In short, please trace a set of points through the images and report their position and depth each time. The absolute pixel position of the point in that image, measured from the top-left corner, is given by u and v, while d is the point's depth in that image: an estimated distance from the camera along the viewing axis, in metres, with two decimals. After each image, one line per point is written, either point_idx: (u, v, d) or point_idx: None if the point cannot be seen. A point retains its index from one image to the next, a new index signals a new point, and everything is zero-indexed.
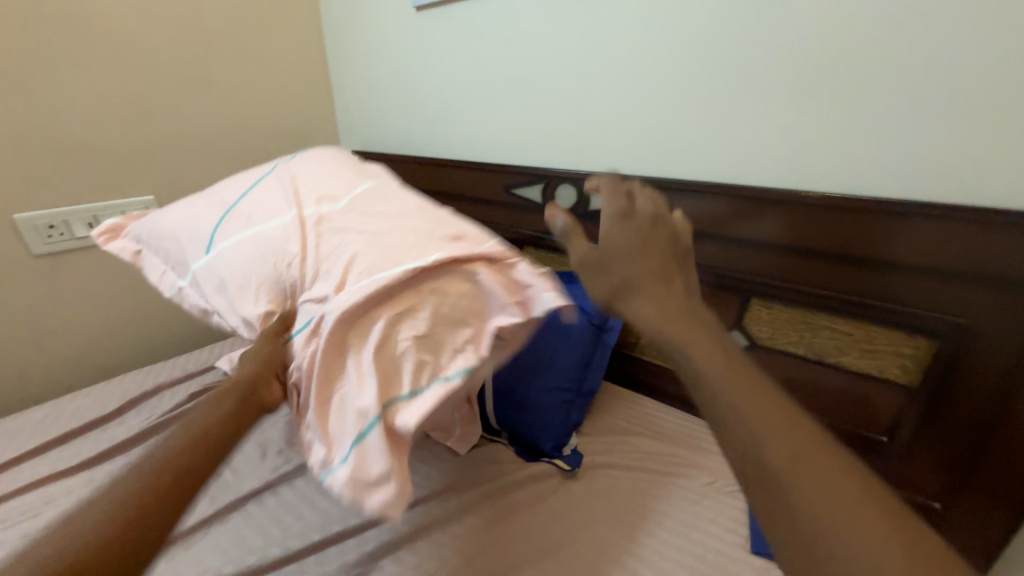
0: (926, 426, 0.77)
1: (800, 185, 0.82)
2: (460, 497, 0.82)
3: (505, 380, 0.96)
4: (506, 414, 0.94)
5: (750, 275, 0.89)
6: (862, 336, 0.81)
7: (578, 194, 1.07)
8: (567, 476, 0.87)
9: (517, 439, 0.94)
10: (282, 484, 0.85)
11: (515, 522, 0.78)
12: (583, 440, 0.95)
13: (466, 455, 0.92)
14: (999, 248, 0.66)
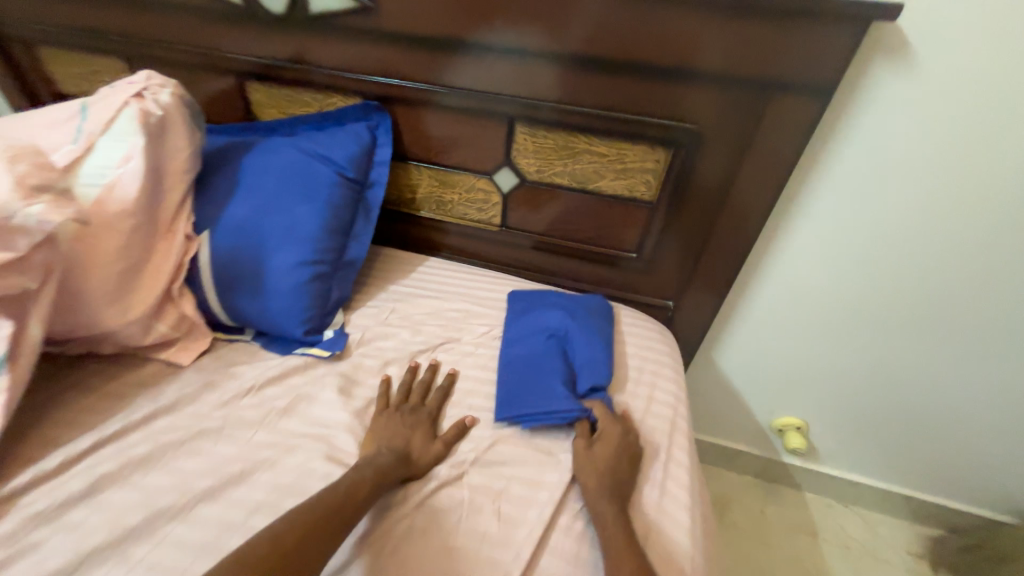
0: (663, 235, 0.85)
1: None
2: (176, 418, 0.63)
3: (235, 262, 0.74)
4: (242, 304, 0.74)
5: (509, 94, 0.77)
6: (613, 209, 0.84)
7: None
8: (331, 360, 0.74)
9: (266, 331, 0.75)
10: None
11: (242, 439, 0.62)
12: (354, 316, 0.82)
13: (193, 367, 0.70)
14: (721, 37, 0.64)
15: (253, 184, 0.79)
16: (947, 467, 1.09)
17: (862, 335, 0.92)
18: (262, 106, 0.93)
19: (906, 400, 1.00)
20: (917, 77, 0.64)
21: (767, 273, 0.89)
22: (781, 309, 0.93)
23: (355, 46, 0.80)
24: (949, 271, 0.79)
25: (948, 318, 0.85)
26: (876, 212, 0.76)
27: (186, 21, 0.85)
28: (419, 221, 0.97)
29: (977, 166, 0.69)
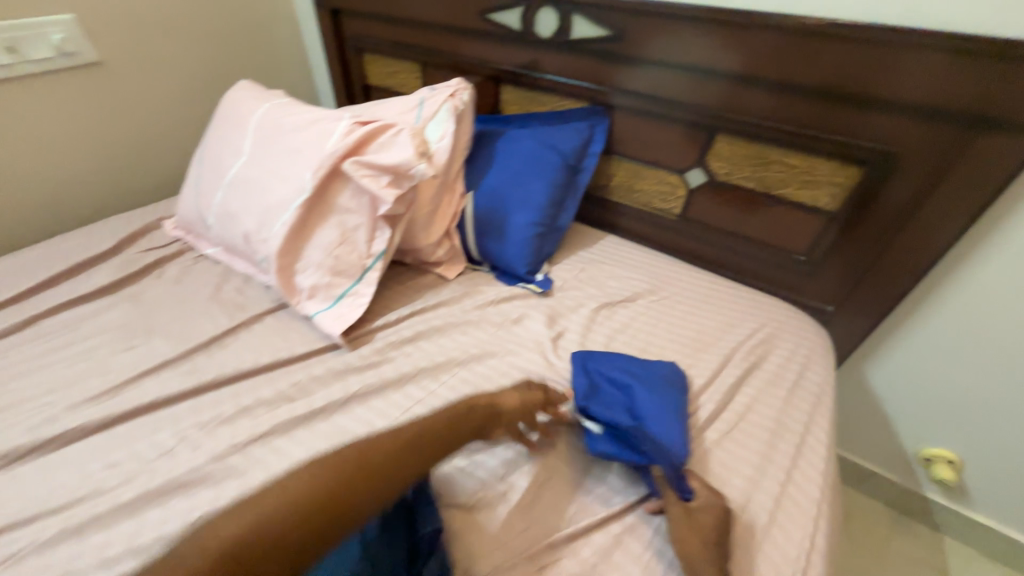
0: (837, 244, 0.94)
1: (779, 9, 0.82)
2: (451, 310, 0.95)
3: (489, 215, 1.04)
4: (489, 245, 1.04)
5: (718, 109, 0.93)
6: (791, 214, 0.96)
7: (561, 20, 1.02)
8: (541, 295, 1.00)
9: (499, 267, 1.06)
10: (255, 325, 0.89)
11: (489, 331, 0.90)
12: (556, 267, 1.08)
13: (454, 281, 1.03)
14: (940, 73, 0.72)
15: (504, 160, 1.09)
16: None
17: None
18: (508, 103, 1.23)
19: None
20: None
21: (956, 296, 0.91)
22: (964, 336, 0.94)
23: (596, 64, 1.04)
24: None
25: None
26: None
27: (474, 38, 1.18)
28: (608, 204, 1.20)
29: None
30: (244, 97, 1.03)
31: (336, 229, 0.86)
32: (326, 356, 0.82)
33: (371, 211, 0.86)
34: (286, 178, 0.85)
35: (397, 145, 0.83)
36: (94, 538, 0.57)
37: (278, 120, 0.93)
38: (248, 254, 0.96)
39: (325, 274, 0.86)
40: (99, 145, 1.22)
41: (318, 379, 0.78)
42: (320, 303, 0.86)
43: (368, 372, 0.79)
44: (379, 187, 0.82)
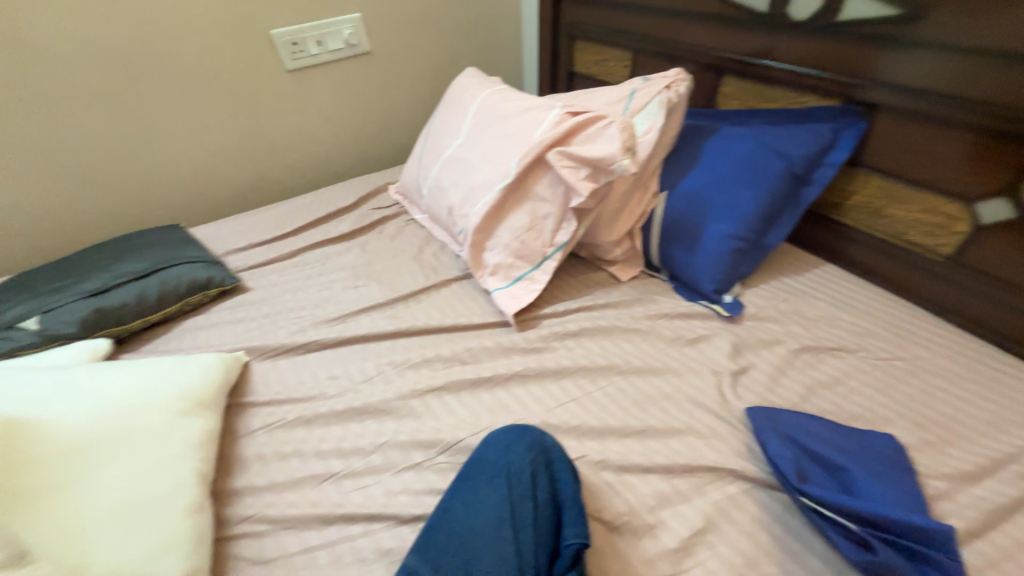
0: None
1: None
2: (620, 313, 0.90)
3: (681, 220, 0.94)
4: (674, 254, 0.95)
5: None
6: None
7: None
8: (725, 319, 0.88)
9: (679, 278, 0.96)
10: (442, 289, 1.00)
11: (657, 345, 0.83)
12: (749, 291, 0.93)
13: (628, 283, 0.98)
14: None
15: (713, 161, 0.95)
16: None
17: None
18: (728, 97, 1.08)
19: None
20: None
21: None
22: None
23: (868, 52, 0.83)
24: None
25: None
26: None
27: (702, 23, 1.06)
28: (834, 227, 0.98)
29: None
30: (469, 84, 1.15)
31: (525, 214, 0.89)
32: (497, 331, 0.88)
33: (563, 203, 0.87)
34: (493, 162, 0.92)
35: (603, 139, 0.81)
36: (316, 430, 0.73)
37: (494, 108, 1.01)
38: (449, 225, 1.07)
39: (509, 255, 0.90)
40: (356, 118, 1.51)
41: (488, 351, 0.83)
42: (500, 281, 0.91)
43: (532, 357, 0.82)
44: (576, 180, 0.81)
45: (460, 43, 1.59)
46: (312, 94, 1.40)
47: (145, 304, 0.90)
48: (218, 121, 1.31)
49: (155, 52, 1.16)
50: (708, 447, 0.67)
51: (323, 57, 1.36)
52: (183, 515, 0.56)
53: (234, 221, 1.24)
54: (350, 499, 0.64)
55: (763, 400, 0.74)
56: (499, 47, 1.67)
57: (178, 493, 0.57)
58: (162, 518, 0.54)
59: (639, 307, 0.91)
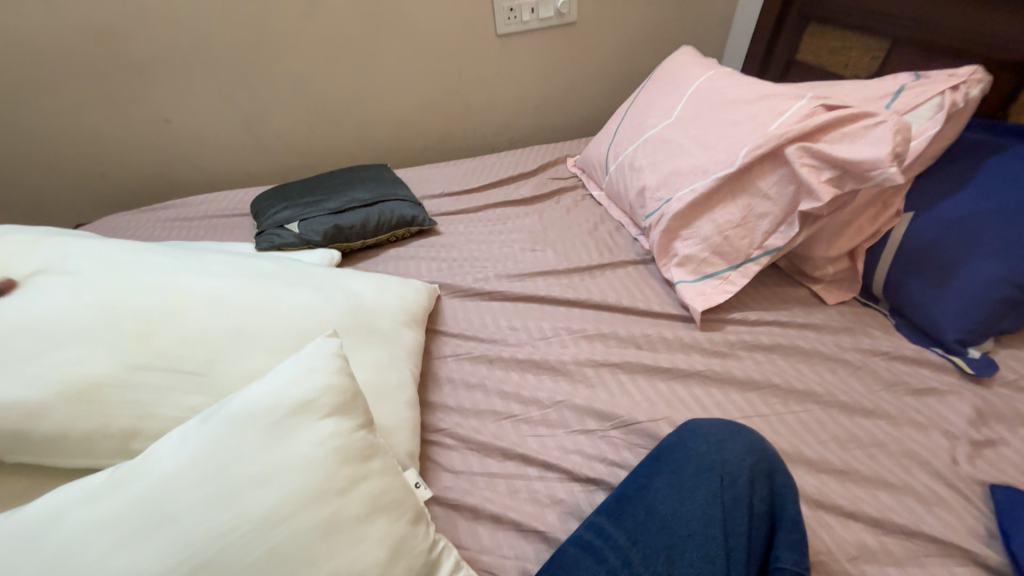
0: None
1: None
2: (824, 338, 0.81)
3: (931, 248, 0.77)
4: (908, 286, 0.80)
5: None
6: None
7: None
8: (968, 378, 0.73)
9: (906, 316, 0.82)
10: (617, 268, 0.99)
11: (871, 385, 0.73)
12: (1005, 352, 0.76)
13: (833, 307, 0.87)
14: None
15: (1002, 183, 0.74)
16: None
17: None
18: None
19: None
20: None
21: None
22: None
23: None
24: None
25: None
26: None
27: (1016, 11, 0.84)
28: None
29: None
30: (685, 64, 1.09)
31: (735, 210, 0.83)
32: (678, 325, 0.85)
33: (789, 204, 0.80)
34: (709, 149, 0.87)
35: (865, 141, 0.71)
36: (496, 371, 0.79)
37: (717, 91, 0.95)
38: (633, 206, 1.03)
39: (706, 249, 0.85)
40: (545, 88, 1.55)
41: (667, 342, 0.81)
42: (687, 274, 0.87)
43: (715, 360, 0.78)
44: (817, 182, 0.73)
45: (664, 18, 1.51)
46: (512, 60, 1.46)
47: (366, 229, 1.05)
48: (431, 79, 1.43)
49: (400, 13, 1.29)
50: (934, 516, 0.58)
51: (530, 25, 1.40)
52: (406, 406, 0.65)
53: (429, 171, 1.37)
54: (528, 443, 0.68)
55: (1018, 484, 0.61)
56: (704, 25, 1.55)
57: (403, 388, 0.67)
58: (397, 403, 0.64)
59: (849, 338, 0.80)
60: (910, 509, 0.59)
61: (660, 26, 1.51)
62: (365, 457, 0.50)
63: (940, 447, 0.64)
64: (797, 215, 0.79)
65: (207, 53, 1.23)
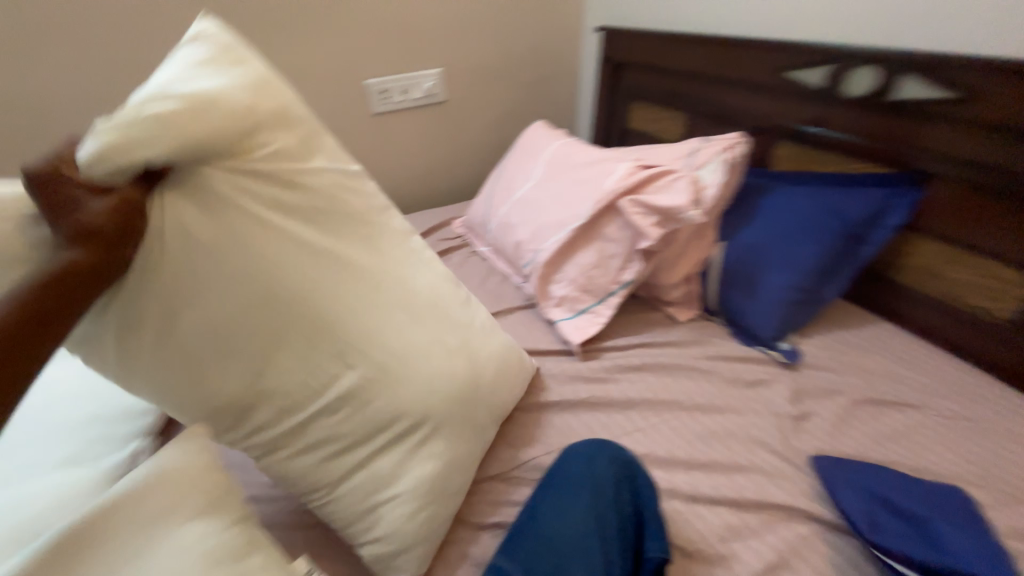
0: None
1: None
2: (680, 352, 0.95)
3: (741, 269, 0.99)
4: (732, 299, 1.00)
5: None
6: None
7: (885, 80, 0.93)
8: (785, 366, 0.91)
9: (736, 324, 1.01)
10: (505, 315, 1.07)
11: (720, 385, 0.87)
12: (805, 341, 0.96)
13: (685, 324, 1.03)
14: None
15: (773, 216, 1.01)
16: None
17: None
18: (781, 158, 1.16)
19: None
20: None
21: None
22: None
23: (919, 128, 0.90)
24: None
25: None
26: None
27: (758, 93, 1.16)
28: (888, 286, 1.01)
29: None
30: (539, 135, 1.27)
31: (592, 254, 0.97)
32: (562, 359, 0.93)
33: (630, 245, 0.95)
34: (564, 204, 1.01)
35: (673, 192, 0.90)
36: None
37: (564, 156, 1.12)
38: (512, 257, 1.14)
39: (576, 289, 0.97)
40: (425, 158, 1.67)
41: (556, 377, 0.88)
42: (564, 312, 0.97)
43: (597, 385, 0.86)
44: (646, 225, 0.90)
45: (521, 96, 1.75)
46: (389, 135, 1.56)
47: None
48: None
49: None
50: (776, 487, 0.70)
51: (402, 104, 1.52)
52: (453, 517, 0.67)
53: None
54: None
55: (828, 445, 0.76)
56: (556, 100, 1.82)
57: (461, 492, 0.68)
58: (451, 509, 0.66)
59: (698, 349, 0.96)
60: (759, 485, 0.70)
61: (519, 103, 1.75)
62: (240, 555, 0.50)
63: (773, 427, 0.78)
64: (638, 253, 0.95)
65: (50, 136, 1.13)
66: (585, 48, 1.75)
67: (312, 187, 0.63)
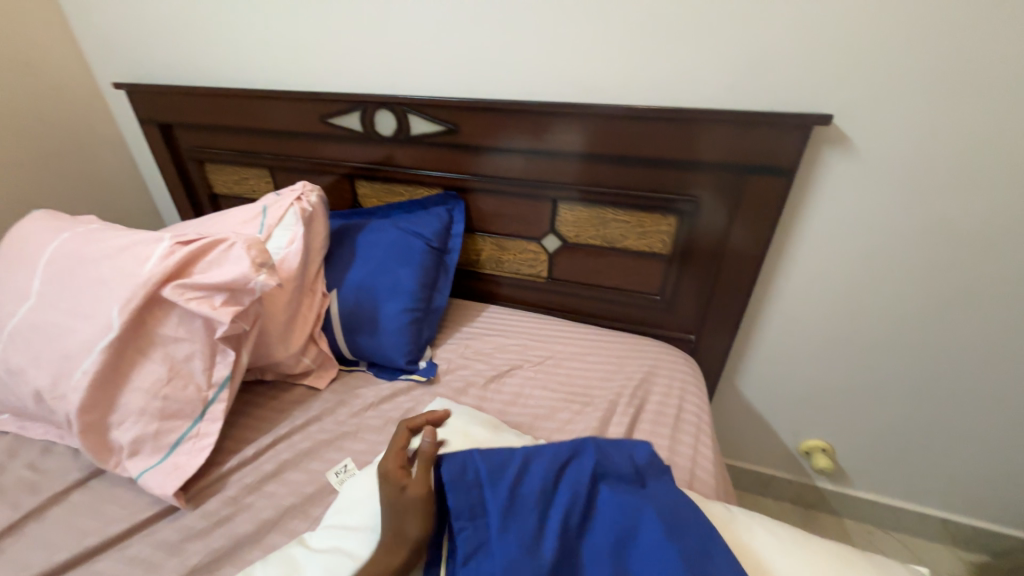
0: (680, 281, 1.06)
1: (609, 93, 0.94)
2: (324, 424, 0.86)
3: (358, 309, 0.99)
4: (362, 343, 0.99)
5: (555, 180, 1.04)
6: (615, 253, 1.08)
7: (399, 120, 1.08)
8: (425, 383, 0.96)
9: (376, 362, 1.00)
10: (53, 506, 0.71)
11: (369, 437, 0.82)
12: (438, 351, 1.05)
13: (326, 390, 0.95)
14: (790, 142, 0.84)
15: (368, 253, 1.04)
16: (989, 480, 1.12)
17: (895, 351, 1.02)
18: (367, 196, 1.25)
19: (981, 420, 1.05)
20: (889, 146, 0.83)
21: (788, 303, 1.04)
22: (814, 323, 1.05)
23: (439, 154, 1.10)
24: (955, 279, 0.92)
25: (979, 336, 0.96)
26: (884, 229, 0.91)
27: (318, 141, 1.18)
28: (483, 277, 1.23)
29: (973, 201, 0.84)
30: (30, 226, 0.87)
31: (155, 370, 0.73)
32: (161, 522, 0.68)
33: (207, 334, 0.75)
34: (82, 325, 0.73)
35: (229, 260, 0.74)
36: None
37: (67, 251, 0.79)
38: (44, 415, 0.77)
39: (151, 421, 0.73)
40: None
41: (148, 561, 0.63)
42: (147, 459, 0.72)
43: (216, 533, 0.66)
44: (211, 310, 0.72)
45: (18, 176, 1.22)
46: None
47: None
48: None
49: None
50: None
51: None
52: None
53: None
54: None
55: None
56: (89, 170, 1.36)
57: None
58: None
59: (343, 410, 0.89)
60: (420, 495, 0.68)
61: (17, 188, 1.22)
62: None
63: None
64: (221, 341, 0.76)
65: None
66: (109, 105, 1.37)
67: None
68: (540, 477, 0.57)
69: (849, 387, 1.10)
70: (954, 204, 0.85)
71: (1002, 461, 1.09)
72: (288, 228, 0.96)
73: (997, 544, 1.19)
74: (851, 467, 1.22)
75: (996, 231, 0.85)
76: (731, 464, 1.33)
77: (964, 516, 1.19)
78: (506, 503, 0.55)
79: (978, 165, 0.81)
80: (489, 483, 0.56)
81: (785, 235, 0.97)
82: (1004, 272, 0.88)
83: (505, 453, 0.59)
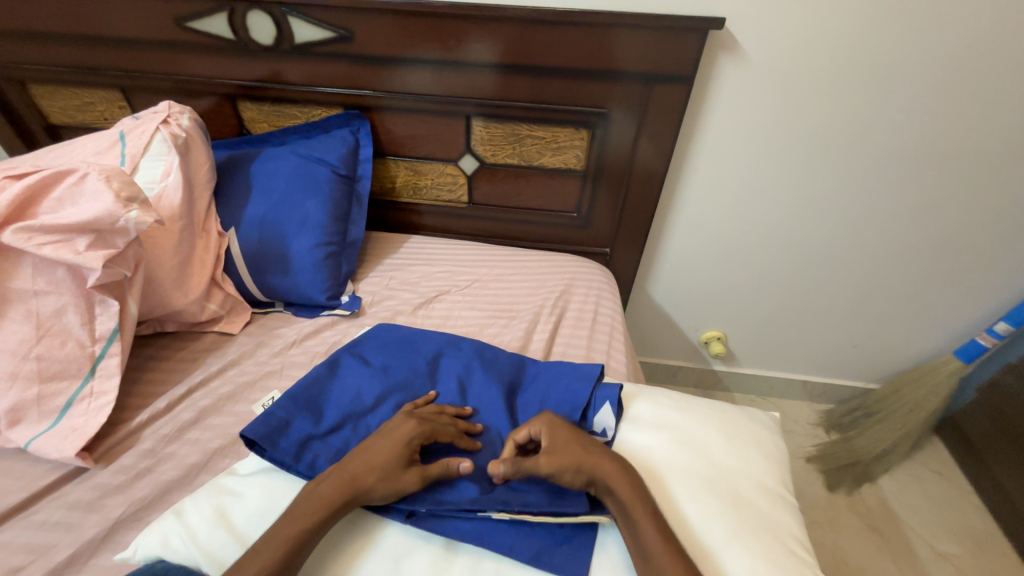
0: (595, 197, 1.10)
1: None
2: (244, 367, 0.82)
3: (263, 247, 0.92)
4: (274, 283, 0.92)
5: (465, 94, 0.98)
6: (533, 169, 1.08)
7: (277, 24, 0.93)
8: (351, 317, 0.94)
9: (293, 302, 0.95)
10: None
11: (295, 374, 0.80)
12: (360, 284, 1.02)
13: (241, 335, 0.89)
14: (688, 48, 0.87)
15: (266, 185, 0.94)
16: (838, 346, 1.40)
17: (773, 246, 1.18)
18: (254, 120, 1.09)
19: (834, 298, 1.28)
20: (773, 52, 0.90)
21: (689, 212, 1.14)
22: (709, 226, 1.16)
23: (332, 67, 0.98)
24: (819, 176, 1.05)
25: (836, 227, 1.14)
26: (766, 133, 1.00)
27: (178, 52, 0.99)
28: (400, 206, 1.18)
29: (836, 108, 0.95)
30: None
31: (15, 330, 0.64)
32: (70, 484, 0.64)
33: (77, 284, 0.66)
34: None
35: (87, 197, 0.63)
36: None
37: None
38: None
39: (29, 385, 0.64)
40: None
41: (63, 522, 0.60)
42: (34, 425, 0.65)
43: (138, 485, 0.64)
44: (74, 256, 0.62)
45: None
46: None
47: None
48: None
49: None
50: None
51: None
52: (754, 439, 0.63)
53: None
54: None
55: None
56: None
57: (749, 430, 0.64)
58: (760, 465, 0.60)
59: (263, 351, 0.85)
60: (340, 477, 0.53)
61: None
62: None
63: None
64: (96, 290, 0.67)
65: None
66: None
67: (738, 484, 0.57)
68: (359, 407, 0.64)
69: (738, 281, 1.27)
70: (820, 109, 0.96)
71: (845, 329, 1.35)
72: (162, 159, 0.83)
73: (842, 392, 1.51)
74: (741, 350, 1.44)
75: (852, 133, 0.98)
76: (646, 361, 1.50)
77: (819, 376, 1.49)
78: (341, 434, 0.61)
79: (846, 70, 0.91)
80: (319, 433, 0.60)
81: (686, 146, 1.03)
82: (859, 166, 1.03)
83: (331, 412, 0.63)
